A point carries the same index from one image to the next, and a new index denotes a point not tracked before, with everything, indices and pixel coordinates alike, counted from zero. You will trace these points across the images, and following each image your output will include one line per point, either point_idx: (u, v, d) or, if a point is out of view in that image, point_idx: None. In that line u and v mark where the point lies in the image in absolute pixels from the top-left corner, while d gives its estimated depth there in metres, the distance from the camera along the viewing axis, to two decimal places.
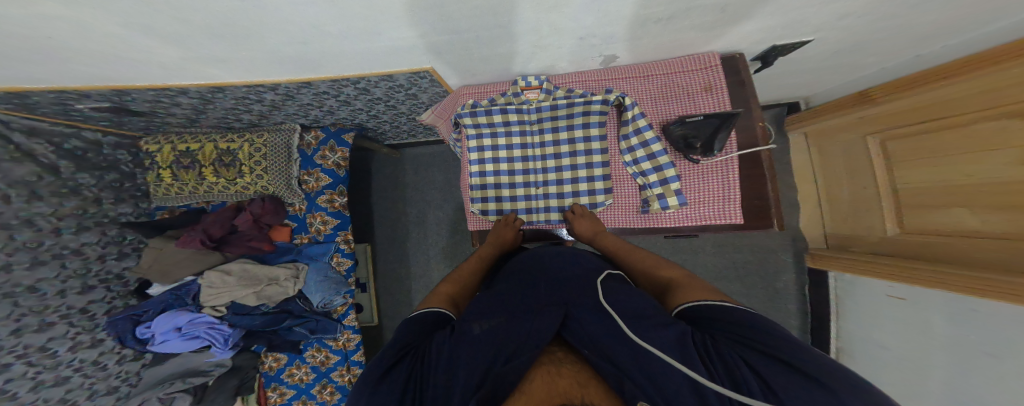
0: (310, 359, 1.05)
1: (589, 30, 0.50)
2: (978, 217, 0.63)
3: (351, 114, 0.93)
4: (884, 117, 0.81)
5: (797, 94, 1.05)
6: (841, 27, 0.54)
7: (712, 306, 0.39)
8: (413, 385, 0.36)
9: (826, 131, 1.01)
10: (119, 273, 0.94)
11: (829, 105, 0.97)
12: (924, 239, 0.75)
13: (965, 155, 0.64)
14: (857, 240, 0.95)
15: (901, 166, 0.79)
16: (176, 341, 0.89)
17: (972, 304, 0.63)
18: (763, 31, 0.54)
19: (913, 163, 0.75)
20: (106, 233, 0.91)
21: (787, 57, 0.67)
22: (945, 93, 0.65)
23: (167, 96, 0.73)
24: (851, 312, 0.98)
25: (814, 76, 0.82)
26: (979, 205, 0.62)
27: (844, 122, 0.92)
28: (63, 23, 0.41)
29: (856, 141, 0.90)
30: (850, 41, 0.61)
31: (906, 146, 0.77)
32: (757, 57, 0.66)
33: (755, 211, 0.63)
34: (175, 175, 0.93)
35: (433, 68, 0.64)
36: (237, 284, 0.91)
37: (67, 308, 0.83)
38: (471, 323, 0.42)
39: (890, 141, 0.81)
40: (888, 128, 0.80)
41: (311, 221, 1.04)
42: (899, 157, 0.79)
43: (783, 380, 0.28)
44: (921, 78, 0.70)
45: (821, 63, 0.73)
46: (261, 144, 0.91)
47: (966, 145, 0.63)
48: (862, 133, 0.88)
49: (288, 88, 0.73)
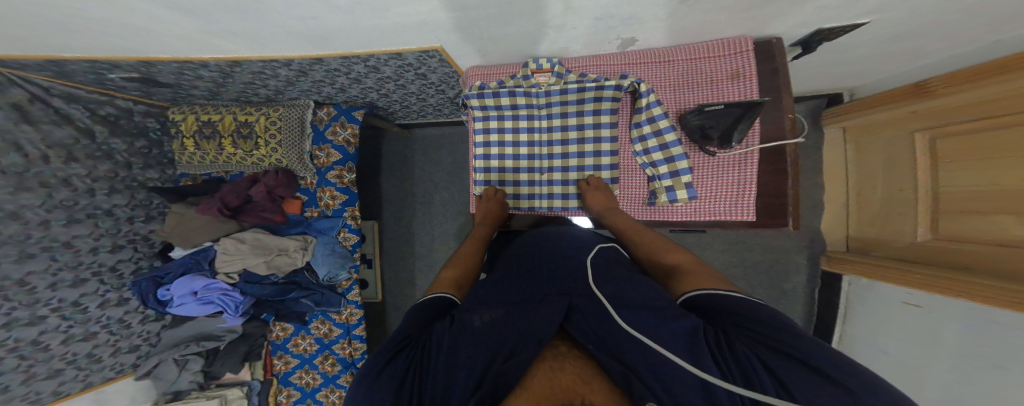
0: (314, 331, 1.11)
1: (606, 11, 0.47)
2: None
3: (362, 92, 0.93)
4: (940, 111, 0.72)
5: (844, 84, 0.97)
6: (900, 9, 0.48)
7: (721, 294, 0.38)
8: (412, 373, 0.38)
9: (870, 127, 0.92)
10: (145, 235, 1.01)
11: (877, 96, 0.88)
12: (961, 248, 0.69)
13: (1011, 160, 0.57)
14: (882, 245, 0.90)
15: (947, 167, 0.71)
16: (192, 304, 0.97)
17: (992, 316, 0.60)
18: (810, 13, 0.48)
19: (962, 164, 0.68)
20: (134, 196, 0.97)
21: (831, 42, 0.61)
22: (1003, 88, 0.58)
23: (191, 69, 0.75)
24: (860, 318, 0.96)
25: (858, 63, 0.75)
26: None
27: (891, 117, 0.84)
28: None
29: (901, 139, 0.83)
30: (904, 26, 0.54)
31: (957, 146, 0.69)
32: (798, 41, 0.60)
33: (771, 208, 0.60)
34: (197, 144, 0.97)
35: (442, 46, 0.62)
36: (249, 253, 0.96)
37: (98, 265, 0.91)
38: (471, 316, 0.43)
39: (941, 139, 0.73)
40: (940, 126, 0.72)
41: (321, 196, 1.08)
42: (949, 157, 0.71)
43: (805, 383, 0.27)
44: (991, 67, 0.61)
45: (869, 49, 0.66)
46: (276, 117, 0.94)
47: (1019, 147, 0.56)
48: (911, 129, 0.79)
49: (302, 64, 0.73)
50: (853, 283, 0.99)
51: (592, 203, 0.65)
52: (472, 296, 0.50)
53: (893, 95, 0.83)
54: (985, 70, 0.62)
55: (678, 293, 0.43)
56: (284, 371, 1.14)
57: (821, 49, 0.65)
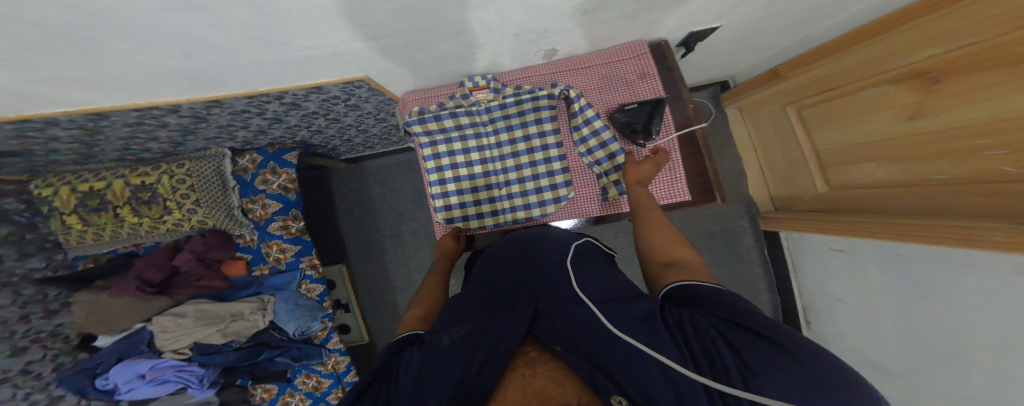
0: (301, 386, 1.04)
1: (520, 26, 0.49)
2: (921, 167, 0.63)
3: (287, 131, 0.87)
4: (794, 90, 0.87)
5: (724, 73, 1.08)
6: (758, 8, 0.57)
7: (701, 286, 0.40)
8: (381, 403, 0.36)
9: (755, 104, 1.06)
10: (53, 329, 0.80)
11: (752, 80, 1.01)
12: (857, 193, 0.80)
13: (868, 117, 0.71)
14: (799, 200, 1.02)
15: (821, 130, 0.85)
16: (145, 388, 0.82)
17: (905, 252, 0.69)
18: (678, 18, 0.56)
19: (831, 125, 0.81)
20: (18, 293, 0.73)
21: (709, 42, 0.71)
22: (849, 60, 0.70)
23: (35, 130, 0.58)
24: (805, 268, 1.04)
25: (746, 53, 0.86)
26: (915, 157, 0.63)
27: (763, 97, 0.98)
28: None
29: (780, 112, 0.97)
30: (771, 18, 0.63)
31: (822, 114, 0.83)
32: (680, 43, 0.68)
33: (702, 186, 0.64)
34: (83, 221, 0.76)
35: (366, 76, 0.60)
36: (196, 325, 0.86)
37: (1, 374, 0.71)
38: (441, 334, 0.42)
39: (807, 109, 0.87)
40: (803, 99, 0.86)
41: (267, 251, 0.99)
42: (818, 122, 0.85)
43: (763, 356, 0.29)
44: (813, 55, 0.77)
45: (761, 39, 0.76)
46: (184, 174, 0.82)
47: (862, 106, 0.71)
48: (783, 104, 0.94)
49: (192, 109, 0.64)
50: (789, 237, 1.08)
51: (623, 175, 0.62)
52: (438, 317, 0.47)
53: (759, 80, 0.97)
54: (814, 57, 0.77)
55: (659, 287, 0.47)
56: None
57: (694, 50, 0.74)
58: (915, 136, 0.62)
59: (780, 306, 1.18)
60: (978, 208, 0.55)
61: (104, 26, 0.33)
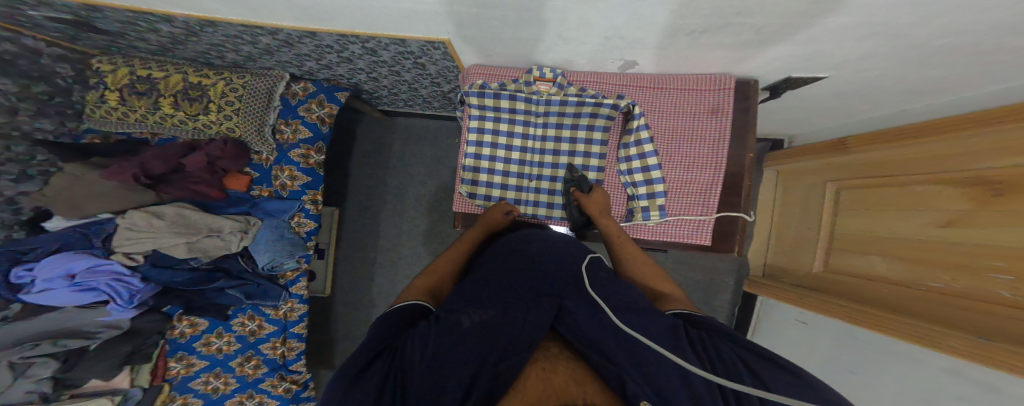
0: (238, 327, 0.97)
1: (614, 31, 0.54)
2: (888, 266, 0.73)
3: (349, 73, 0.91)
4: (841, 166, 0.91)
5: (788, 130, 1.14)
6: (857, 67, 0.60)
7: (700, 317, 0.44)
8: (391, 381, 0.34)
9: (793, 172, 1.10)
10: (9, 196, 0.76)
11: (799, 149, 1.06)
12: (845, 278, 0.84)
13: (899, 215, 0.73)
14: (791, 272, 1.04)
15: (846, 214, 0.87)
16: (63, 291, 0.76)
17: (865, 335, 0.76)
18: (788, 61, 0.59)
19: (855, 211, 0.85)
20: (9, 147, 0.76)
21: (797, 90, 0.74)
22: (899, 151, 0.74)
23: (146, 21, 0.70)
24: (767, 334, 1.12)
25: (796, 112, 0.91)
26: (896, 257, 0.71)
27: (812, 166, 1.01)
28: None
29: (817, 186, 0.99)
30: (858, 80, 0.66)
31: (854, 200, 0.86)
32: (769, 85, 0.73)
33: (722, 235, 0.72)
34: (122, 100, 0.82)
35: (449, 40, 0.65)
36: (167, 230, 0.81)
37: None
38: (461, 316, 0.40)
39: (845, 190, 0.89)
40: (846, 178, 0.89)
41: (277, 174, 0.98)
42: (846, 205, 0.88)
43: (779, 385, 0.31)
44: (882, 135, 0.79)
45: (804, 101, 0.81)
46: (239, 84, 0.84)
47: (902, 203, 0.73)
48: (824, 179, 0.96)
49: (290, 35, 0.71)
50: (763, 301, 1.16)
51: (586, 205, 0.65)
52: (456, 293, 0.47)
53: (812, 148, 1.01)
54: (875, 137, 0.80)
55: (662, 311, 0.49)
56: (181, 375, 0.96)
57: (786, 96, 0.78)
58: (930, 245, 0.65)
59: None
60: (948, 318, 0.59)
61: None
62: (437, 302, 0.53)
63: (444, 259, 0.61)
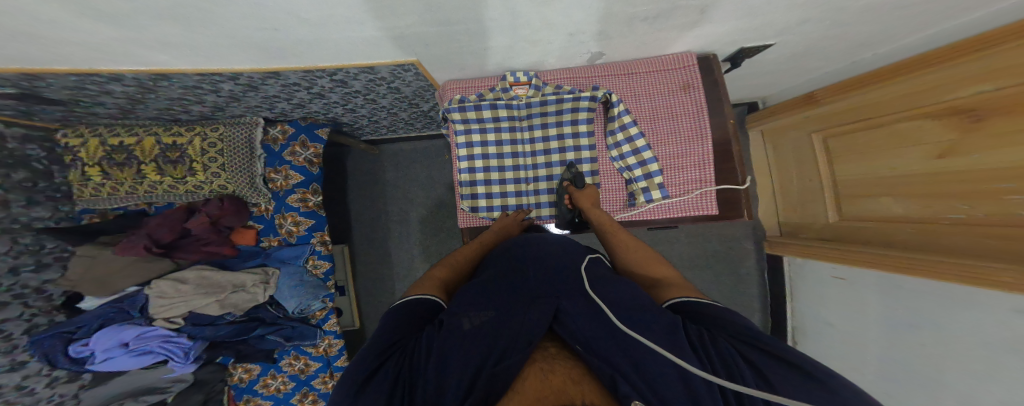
0: (287, 367, 1.03)
1: (580, 26, 0.53)
2: (901, 203, 0.74)
3: (324, 107, 0.88)
4: (825, 117, 0.90)
5: (756, 95, 1.15)
6: (800, 32, 0.63)
7: (702, 304, 0.43)
8: (401, 386, 0.36)
9: (778, 129, 1.11)
10: (38, 286, 0.83)
11: (774, 109, 1.10)
12: (858, 225, 0.86)
13: (894, 151, 0.74)
14: (808, 228, 1.05)
15: (841, 161, 0.89)
16: (122, 358, 0.81)
17: (898, 279, 0.74)
18: (734, 34, 0.62)
19: (847, 158, 0.87)
20: (17, 240, 0.80)
21: (753, 58, 0.76)
22: (868, 97, 0.77)
23: (94, 83, 0.65)
24: (802, 292, 1.09)
25: (769, 76, 0.92)
26: (923, 194, 0.68)
27: (792, 121, 1.02)
28: None
29: (803, 140, 1.00)
30: (797, 46, 0.70)
31: (843, 146, 0.87)
32: (727, 58, 0.75)
33: (729, 201, 0.71)
34: (105, 173, 0.84)
35: (418, 60, 0.62)
36: (194, 293, 0.86)
37: None
38: (460, 318, 0.43)
39: (831, 139, 0.91)
40: (829, 127, 0.89)
41: (281, 222, 0.99)
42: (839, 152, 0.88)
43: (784, 381, 0.32)
44: (862, 80, 0.78)
45: (776, 65, 0.82)
46: (216, 138, 0.85)
47: (887, 143, 0.75)
48: (810, 131, 0.97)
49: (252, 78, 0.67)
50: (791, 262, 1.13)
51: (578, 198, 0.67)
52: (459, 298, 0.49)
53: (787, 106, 1.04)
54: (858, 82, 0.79)
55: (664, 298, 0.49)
56: None
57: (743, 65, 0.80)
58: (931, 176, 0.66)
59: (770, 326, 1.23)
60: (988, 250, 0.58)
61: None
62: (449, 297, 0.55)
63: (459, 255, 0.65)
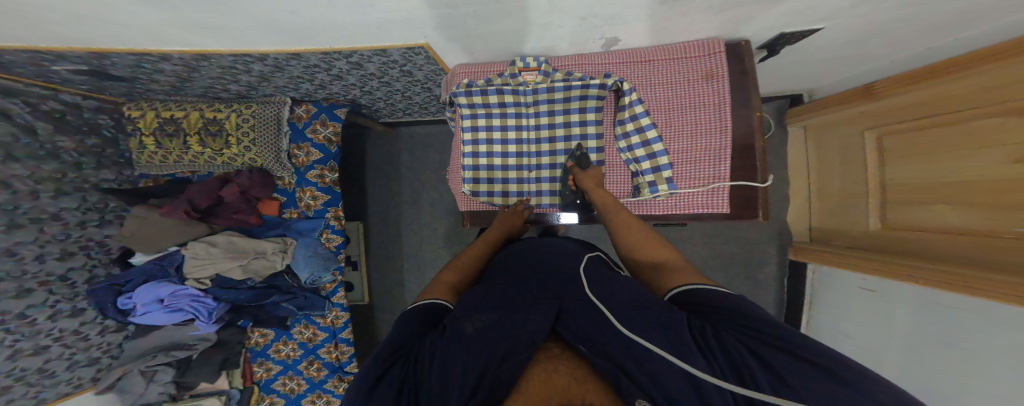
0: (297, 335, 1.10)
1: (591, 9, 0.52)
2: (959, 213, 0.65)
3: (344, 89, 0.92)
4: (886, 112, 0.81)
5: (802, 85, 1.05)
6: (851, 15, 0.56)
7: (706, 291, 0.41)
8: (409, 393, 0.36)
9: (827, 124, 1.01)
10: (100, 240, 0.97)
11: (830, 98, 0.97)
12: (909, 233, 0.76)
13: (958, 154, 0.65)
14: (843, 234, 0.96)
15: (895, 161, 0.79)
16: (159, 313, 0.93)
17: (940, 298, 0.66)
18: (779, 16, 0.56)
19: (904, 159, 0.77)
20: (86, 198, 0.93)
21: (797, 44, 0.70)
22: (944, 88, 0.67)
23: (147, 62, 0.72)
24: (825, 302, 1.02)
25: (817, 65, 0.84)
26: (982, 204, 0.60)
27: (845, 117, 0.93)
28: None
29: (854, 138, 0.91)
30: (856, 28, 0.62)
31: (900, 143, 0.78)
32: (765, 44, 0.69)
33: (744, 201, 0.67)
34: (158, 143, 0.94)
35: (428, 43, 0.63)
36: (222, 257, 0.95)
37: (46, 275, 0.86)
38: (464, 322, 0.43)
39: (887, 137, 0.81)
40: (886, 125, 0.81)
41: (301, 196, 1.06)
42: (893, 151, 0.80)
43: (806, 381, 0.28)
44: (939, 68, 0.68)
45: (818, 52, 0.75)
46: (249, 115, 0.92)
47: (960, 143, 0.65)
48: (862, 128, 0.88)
49: (277, 59, 0.71)
50: (817, 271, 1.05)
51: (582, 178, 0.66)
52: (463, 300, 0.49)
53: (847, 96, 0.91)
54: (925, 73, 0.71)
55: (662, 291, 0.47)
56: (265, 378, 1.12)
57: (784, 53, 0.74)
58: (1003, 185, 0.57)
59: None
60: None
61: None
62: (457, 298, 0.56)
63: (465, 257, 0.66)
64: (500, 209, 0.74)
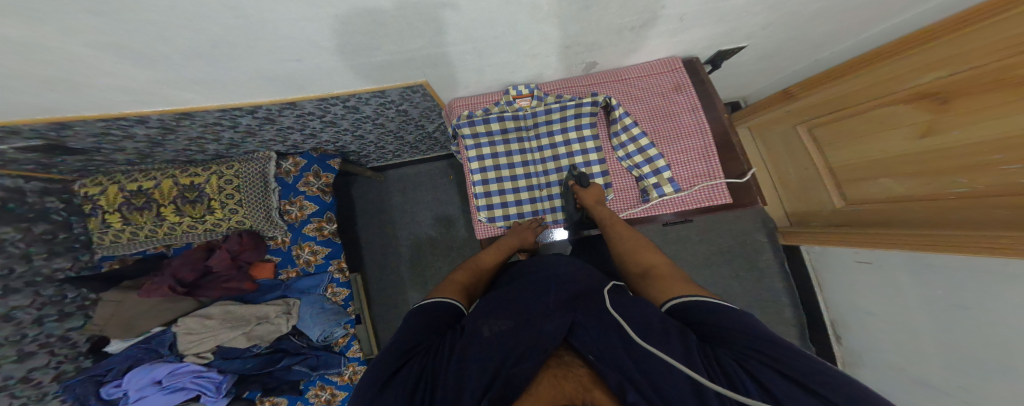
0: (313, 399, 0.99)
1: (564, 40, 0.55)
2: (904, 185, 0.72)
3: (335, 136, 0.91)
4: (804, 110, 0.93)
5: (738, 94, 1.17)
6: (778, 29, 0.66)
7: (699, 302, 0.41)
8: (421, 391, 0.37)
9: (766, 124, 1.10)
10: (62, 334, 0.88)
11: (758, 104, 1.11)
12: (863, 208, 0.84)
13: (879, 136, 0.75)
14: (815, 214, 1.02)
15: (831, 149, 0.89)
16: (156, 395, 0.85)
17: (930, 259, 0.71)
18: (715, 38, 0.65)
19: (837, 145, 0.87)
20: (40, 293, 0.86)
21: (729, 62, 0.79)
22: (849, 86, 0.79)
23: (120, 127, 0.68)
24: (831, 282, 1.04)
25: (753, 74, 0.94)
26: (925, 171, 0.67)
27: (774, 116, 1.04)
28: (25, 42, 0.38)
29: (789, 132, 1.01)
30: (768, 45, 0.74)
31: (828, 133, 0.88)
32: (706, 62, 0.77)
33: (742, 190, 0.72)
34: (126, 219, 0.89)
35: (427, 82, 0.65)
36: (221, 327, 0.89)
37: (4, 379, 0.80)
38: (481, 327, 0.44)
39: (815, 129, 0.92)
40: (812, 119, 0.91)
41: (298, 253, 1.01)
42: (825, 141, 0.90)
43: (794, 399, 0.29)
44: (843, 69, 0.81)
45: (761, 62, 0.85)
46: (232, 175, 0.88)
47: (879, 125, 0.74)
48: (792, 124, 0.99)
49: (270, 110, 0.69)
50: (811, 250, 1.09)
51: (583, 197, 0.68)
52: (474, 309, 0.51)
53: (771, 101, 1.04)
54: (828, 75, 0.84)
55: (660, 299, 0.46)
56: None
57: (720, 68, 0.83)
58: (931, 153, 0.65)
59: None
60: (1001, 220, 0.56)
61: (236, 16, 0.39)
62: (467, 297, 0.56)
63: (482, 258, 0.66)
64: (512, 226, 0.74)
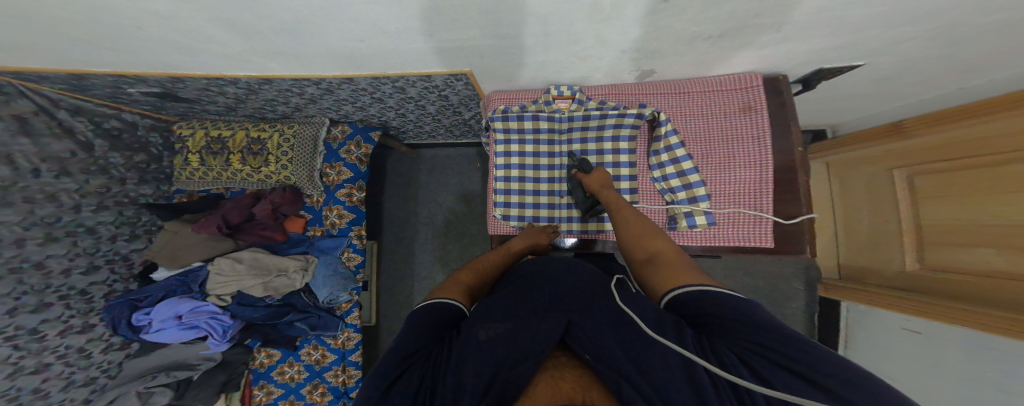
0: (305, 357, 1.04)
1: (630, 43, 0.58)
2: (1005, 256, 0.60)
3: (380, 111, 1.00)
4: (911, 151, 0.80)
5: (826, 122, 1.11)
6: (898, 51, 0.59)
7: (701, 291, 0.38)
8: (424, 393, 0.35)
9: (850, 162, 1.00)
10: (126, 254, 1.01)
11: (851, 137, 1.00)
12: (952, 276, 0.70)
13: (992, 195, 0.62)
14: (875, 273, 0.92)
15: (928, 202, 0.76)
16: (173, 329, 0.92)
17: (999, 345, 0.58)
18: (818, 52, 0.60)
19: (938, 198, 0.74)
20: (122, 213, 0.99)
21: (832, 80, 0.74)
22: (965, 131, 0.68)
23: (217, 85, 0.81)
24: (864, 346, 0.95)
25: (844, 102, 0.89)
26: (1015, 247, 0.58)
27: (873, 154, 0.91)
28: (167, 17, 0.50)
29: (882, 176, 0.89)
30: (882, 69, 0.67)
31: (931, 184, 0.75)
32: (800, 79, 0.73)
33: (789, 236, 0.66)
34: (201, 160, 1.02)
35: (471, 71, 0.71)
36: (246, 274, 0.95)
37: (68, 289, 0.88)
38: (476, 329, 0.41)
39: (916, 176, 0.79)
40: (914, 164, 0.79)
41: (327, 214, 1.08)
42: (925, 192, 0.77)
43: (794, 389, 0.27)
44: (973, 110, 0.67)
45: (821, 92, 0.81)
46: (291, 134, 1.00)
47: (994, 184, 0.61)
48: (889, 167, 0.86)
49: (331, 83, 0.79)
50: (852, 309, 1.01)
51: (586, 181, 0.67)
52: (473, 312, 0.47)
53: (870, 134, 0.92)
54: (951, 114, 0.71)
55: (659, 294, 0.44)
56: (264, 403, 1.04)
57: (820, 87, 0.78)
58: None
59: None
60: None
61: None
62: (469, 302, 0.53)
63: (485, 259, 0.65)
64: (523, 229, 0.74)
